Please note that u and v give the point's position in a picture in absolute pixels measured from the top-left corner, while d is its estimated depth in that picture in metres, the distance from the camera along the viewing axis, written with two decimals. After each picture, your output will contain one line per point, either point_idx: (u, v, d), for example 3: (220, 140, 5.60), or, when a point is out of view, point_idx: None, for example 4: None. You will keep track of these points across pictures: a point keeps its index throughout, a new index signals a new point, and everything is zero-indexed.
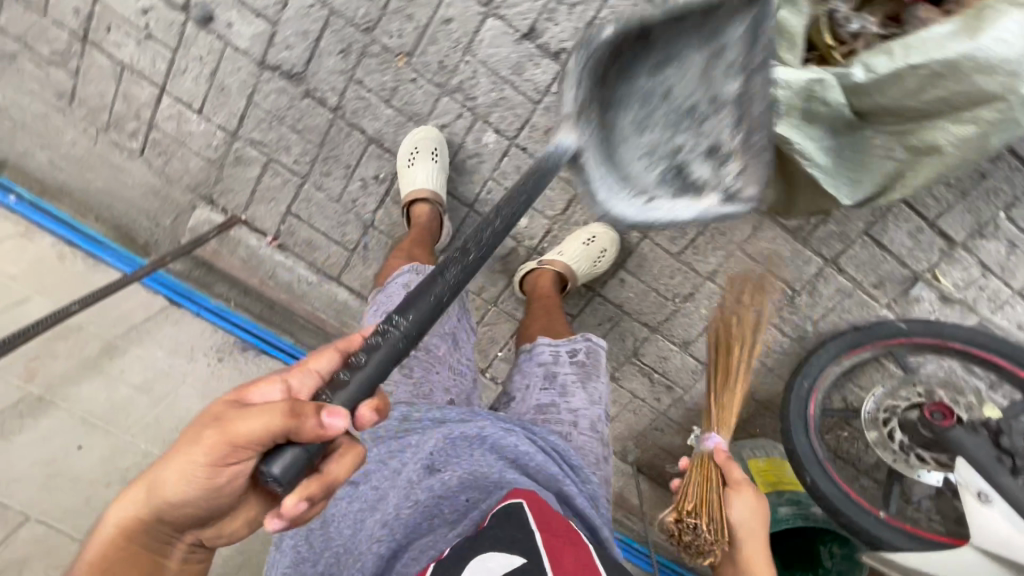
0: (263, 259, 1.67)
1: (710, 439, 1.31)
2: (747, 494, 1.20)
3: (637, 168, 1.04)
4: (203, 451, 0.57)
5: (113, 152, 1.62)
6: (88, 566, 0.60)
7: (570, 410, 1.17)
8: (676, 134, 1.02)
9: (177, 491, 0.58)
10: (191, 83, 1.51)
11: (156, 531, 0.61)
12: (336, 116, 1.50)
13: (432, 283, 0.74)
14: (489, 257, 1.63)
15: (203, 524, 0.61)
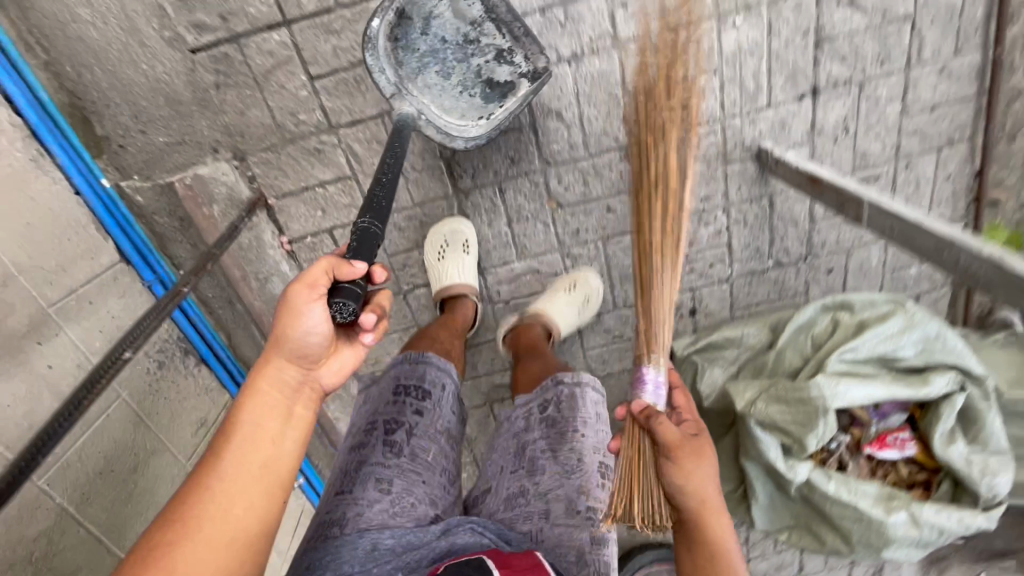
0: (265, 256, 1.35)
1: (649, 376, 0.92)
2: (693, 458, 0.83)
3: (439, 93, 1.18)
4: (294, 314, 0.71)
5: (150, 23, 1.11)
6: (224, 477, 0.67)
7: (539, 495, 0.94)
8: (450, 55, 1.15)
9: (275, 353, 0.72)
10: (331, 51, 1.18)
11: (280, 394, 0.73)
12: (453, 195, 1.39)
13: (381, 183, 0.92)
14: (482, 378, 1.65)
15: (300, 373, 0.73)
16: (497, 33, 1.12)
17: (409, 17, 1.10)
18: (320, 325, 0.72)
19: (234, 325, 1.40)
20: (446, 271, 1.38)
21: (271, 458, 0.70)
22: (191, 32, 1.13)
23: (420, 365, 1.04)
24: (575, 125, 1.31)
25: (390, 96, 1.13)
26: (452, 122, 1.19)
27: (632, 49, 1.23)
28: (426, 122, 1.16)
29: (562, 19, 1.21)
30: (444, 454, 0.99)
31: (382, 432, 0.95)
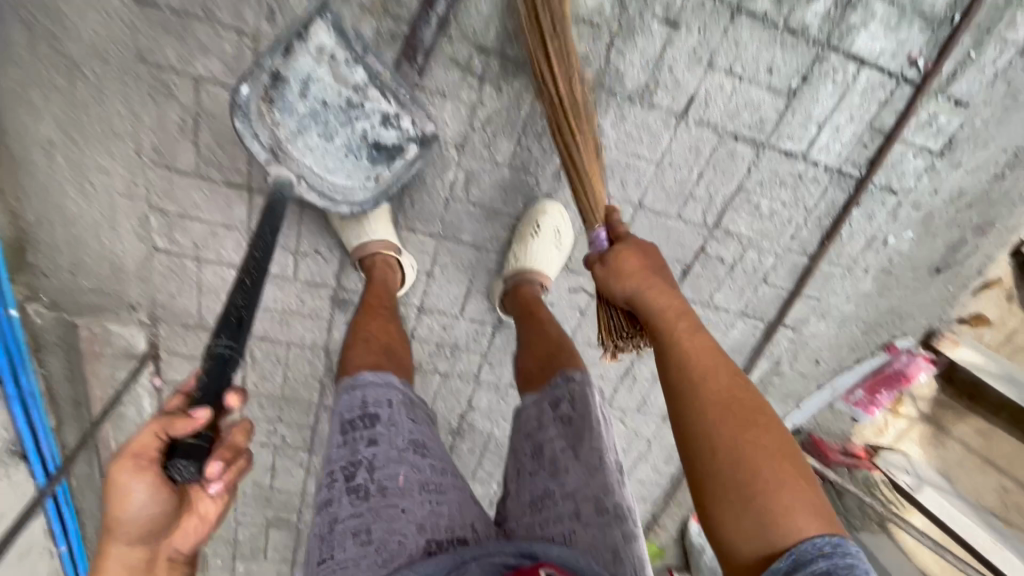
0: (131, 390, 1.54)
1: (598, 234, 1.09)
2: (694, 334, 0.93)
3: (322, 153, 1.17)
4: (137, 494, 0.77)
5: (130, 221, 1.29)
6: None
7: (567, 495, 1.01)
8: (332, 119, 1.13)
9: (122, 534, 0.82)
10: (272, 298, 1.46)
11: (131, 547, 0.84)
12: (315, 406, 1.71)
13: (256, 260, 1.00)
14: (269, 511, 1.99)
15: (152, 537, 0.85)
16: (383, 98, 1.12)
17: (284, 79, 1.07)
18: (153, 492, 0.78)
19: (70, 417, 1.52)
20: (528, 255, 1.35)
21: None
22: (163, 240, 1.33)
23: (357, 394, 1.05)
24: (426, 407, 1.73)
25: (267, 162, 1.13)
26: (337, 176, 1.20)
27: (484, 388, 1.71)
28: (306, 186, 1.17)
29: (448, 353, 1.61)
30: (415, 473, 0.97)
31: (346, 481, 0.96)
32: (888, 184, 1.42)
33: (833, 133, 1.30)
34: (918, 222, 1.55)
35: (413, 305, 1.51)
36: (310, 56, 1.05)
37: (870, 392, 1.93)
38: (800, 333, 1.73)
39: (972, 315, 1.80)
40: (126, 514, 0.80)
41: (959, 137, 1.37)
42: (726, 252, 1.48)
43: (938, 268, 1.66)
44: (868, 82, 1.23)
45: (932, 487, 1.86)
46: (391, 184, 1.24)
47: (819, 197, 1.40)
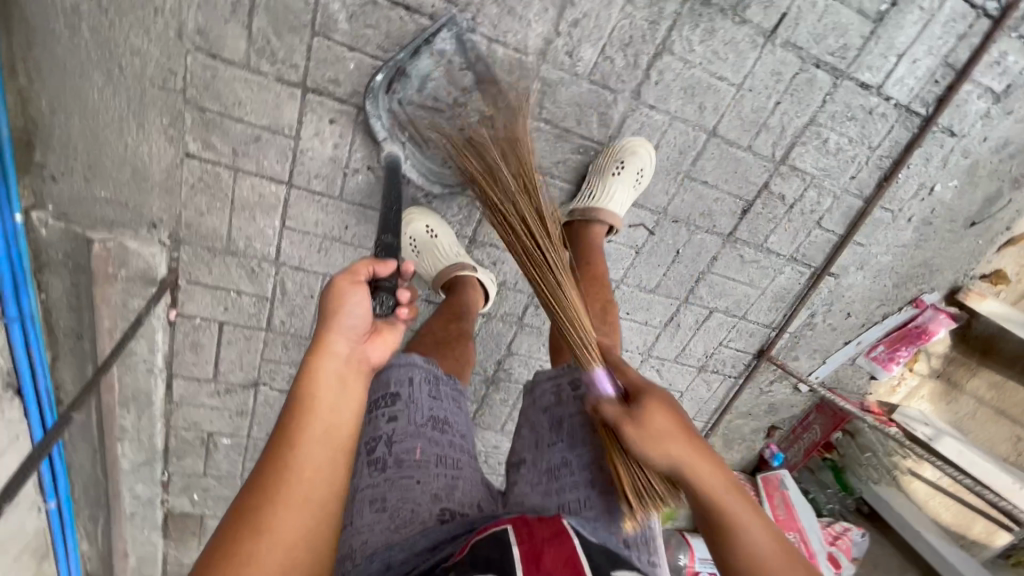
0: (145, 322, 1.37)
1: (598, 375, 0.96)
2: (646, 418, 0.87)
3: (425, 143, 1.25)
4: (340, 301, 0.83)
5: (161, 119, 1.14)
6: (291, 472, 0.72)
7: (585, 466, 1.00)
8: (439, 112, 1.22)
9: (323, 376, 0.78)
10: (313, 220, 1.33)
11: (332, 385, 0.79)
12: None
13: (393, 210, 1.10)
14: None
15: (336, 403, 0.78)
16: (483, 104, 1.23)
17: (407, 76, 1.17)
18: (359, 311, 0.83)
19: (69, 352, 1.35)
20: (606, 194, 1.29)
21: (318, 465, 0.73)
22: (196, 144, 1.18)
23: (382, 377, 1.05)
24: None
25: (381, 140, 1.21)
26: (432, 161, 1.29)
27: (526, 332, 1.63)
28: (410, 167, 1.28)
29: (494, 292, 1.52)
30: (433, 446, 0.97)
31: (366, 455, 0.96)
32: (950, 125, 1.42)
33: (910, 66, 1.29)
34: (965, 170, 1.57)
35: (465, 236, 1.42)
36: (431, 57, 1.15)
37: (891, 346, 1.97)
38: (839, 283, 1.74)
39: (994, 272, 1.85)
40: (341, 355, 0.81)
41: (1019, 82, 1.40)
42: (788, 189, 1.45)
43: (974, 221, 1.70)
44: (952, 12, 1.23)
45: (952, 437, 1.89)
46: None
47: (885, 135, 1.39)
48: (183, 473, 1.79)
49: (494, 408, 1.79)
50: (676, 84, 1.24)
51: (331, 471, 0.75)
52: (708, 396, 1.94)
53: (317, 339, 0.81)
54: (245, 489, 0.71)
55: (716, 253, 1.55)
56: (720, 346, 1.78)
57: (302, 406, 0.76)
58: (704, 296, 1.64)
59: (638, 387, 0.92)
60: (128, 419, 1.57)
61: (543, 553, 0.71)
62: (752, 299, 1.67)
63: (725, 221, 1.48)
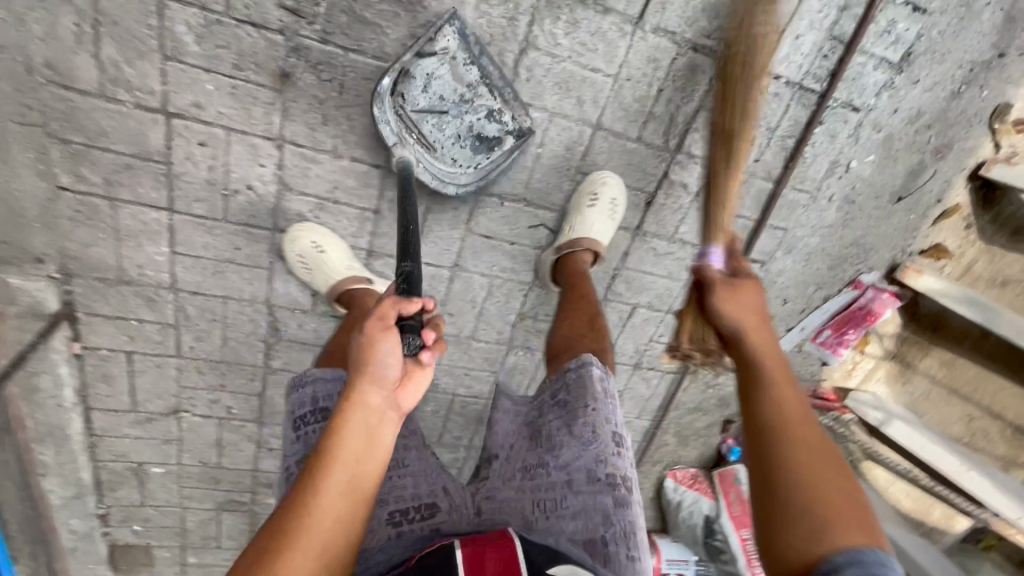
0: (47, 357, 1.37)
1: (703, 299, 1.03)
2: (739, 287, 0.99)
3: (439, 142, 1.22)
4: (371, 352, 0.80)
5: (25, 155, 1.13)
6: (330, 514, 0.76)
7: (560, 467, 0.99)
8: (447, 110, 1.20)
9: (358, 416, 0.80)
10: (201, 243, 1.32)
11: (363, 424, 0.80)
12: (263, 370, 1.58)
13: (405, 199, 1.11)
14: (219, 491, 1.84)
15: (381, 441, 0.81)
16: (490, 96, 1.20)
17: (411, 76, 1.15)
18: (392, 358, 0.80)
19: None
20: (582, 224, 1.34)
21: (347, 505, 0.78)
22: (68, 177, 1.18)
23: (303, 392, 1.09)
24: None
25: (391, 145, 1.17)
26: (454, 161, 1.25)
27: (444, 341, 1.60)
28: (421, 169, 1.23)
29: None
30: (380, 459, 1.02)
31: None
32: (849, 99, 1.38)
33: (793, 42, 1.25)
34: (879, 144, 1.52)
35: (362, 249, 1.39)
36: (436, 55, 1.14)
37: (838, 330, 1.88)
38: (767, 269, 1.69)
39: (933, 246, 1.79)
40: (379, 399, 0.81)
41: (918, 50, 1.35)
42: (690, 178, 1.41)
43: (900, 195, 1.65)
44: None
45: (902, 421, 1.82)
46: (489, 173, 1.28)
47: (782, 114, 1.36)
48: (120, 505, 1.78)
49: (426, 420, 1.76)
50: (549, 80, 1.21)
51: (356, 513, 0.79)
52: (649, 392, 1.90)
53: (350, 381, 0.81)
54: (271, 527, 0.75)
55: (627, 247, 1.52)
56: (652, 341, 1.74)
57: (326, 459, 0.77)
58: (623, 291, 1.60)
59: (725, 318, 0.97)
60: (49, 455, 1.55)
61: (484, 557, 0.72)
62: (675, 292, 1.63)
63: (630, 214, 1.45)
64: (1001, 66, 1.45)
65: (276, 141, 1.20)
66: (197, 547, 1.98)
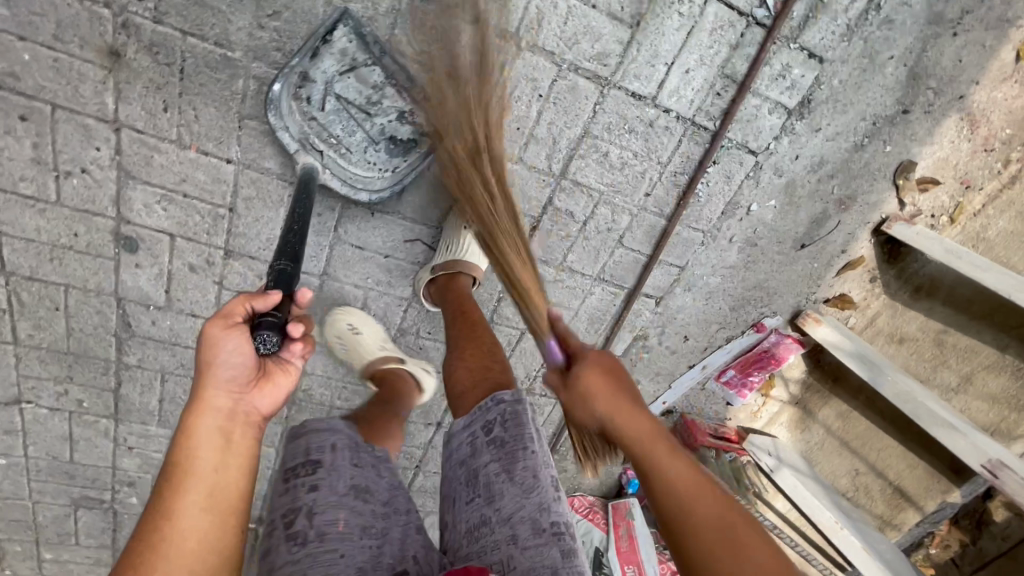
0: None
1: (549, 344, 0.94)
2: (586, 383, 0.81)
3: (349, 146, 1.17)
4: (212, 352, 0.73)
5: None
6: (188, 538, 0.66)
7: (503, 520, 0.85)
8: (353, 113, 1.14)
9: (209, 425, 0.72)
10: (33, 226, 1.21)
11: (219, 432, 0.72)
12: (114, 365, 1.47)
13: (292, 231, 0.97)
14: (74, 487, 1.72)
15: (239, 452, 0.73)
16: (399, 97, 1.14)
17: (312, 79, 1.09)
18: (241, 356, 0.75)
19: None
20: (462, 246, 1.28)
21: (206, 527, 0.67)
22: None
23: (297, 439, 0.85)
24: None
25: (295, 151, 1.13)
26: (361, 169, 1.19)
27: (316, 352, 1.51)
28: (329, 175, 1.17)
29: None
30: (357, 515, 0.79)
31: (281, 527, 0.77)
32: (745, 141, 1.33)
33: (683, 76, 1.20)
34: (781, 190, 1.48)
35: (217, 247, 1.29)
36: (333, 55, 1.08)
37: (743, 371, 1.87)
38: (665, 305, 1.64)
39: (838, 296, 1.75)
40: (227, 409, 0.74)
41: (817, 97, 1.31)
42: (576, 206, 1.35)
43: (803, 242, 1.61)
44: (716, 19, 1.14)
45: (790, 469, 1.78)
46: (407, 176, 1.23)
47: (673, 149, 1.30)
48: None
49: None
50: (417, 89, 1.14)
51: (222, 534, 0.68)
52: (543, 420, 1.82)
53: (191, 397, 0.73)
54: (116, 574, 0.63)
55: None
56: (543, 368, 1.67)
57: (178, 474, 0.68)
58: (510, 316, 1.53)
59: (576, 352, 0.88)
60: None
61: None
62: (565, 320, 1.57)
63: None
64: (905, 123, 1.43)
65: (112, 124, 1.10)
66: (52, 545, 1.86)
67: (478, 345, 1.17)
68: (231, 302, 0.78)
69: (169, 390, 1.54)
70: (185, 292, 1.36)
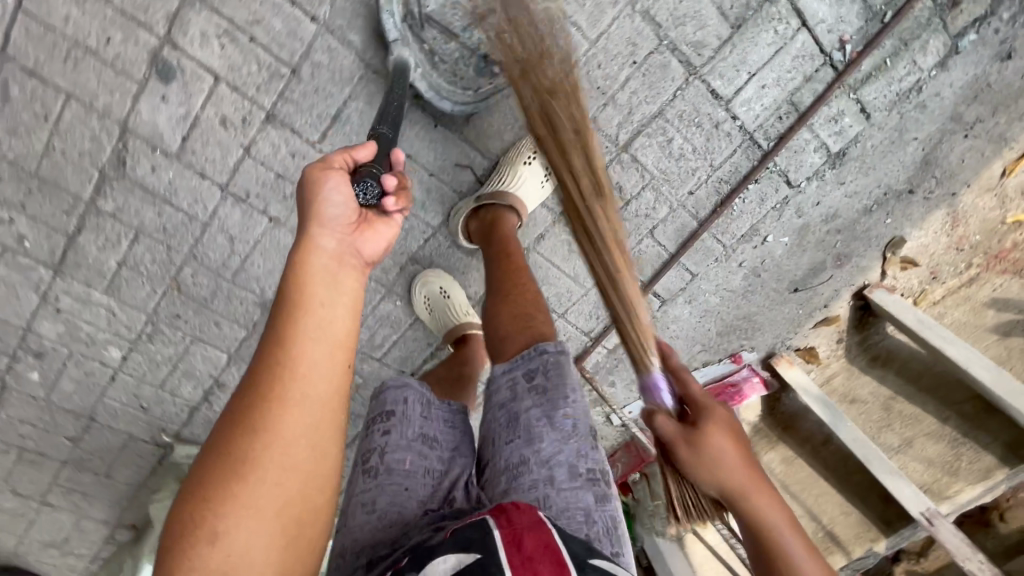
0: None
1: (656, 379, 0.98)
2: (705, 443, 0.89)
3: (443, 55, 1.17)
4: (318, 192, 0.80)
5: None
6: (307, 363, 0.68)
7: (542, 462, 0.83)
8: (457, 20, 1.14)
9: (319, 258, 0.76)
10: (61, 14, 1.07)
11: (325, 271, 0.75)
12: (83, 204, 1.28)
13: (377, 134, 0.94)
14: None
15: (346, 285, 0.76)
16: None
17: None
18: (341, 199, 0.80)
19: None
20: (513, 177, 1.29)
21: (324, 357, 0.70)
22: None
23: (379, 399, 0.95)
24: (238, 255, 1.39)
25: (391, 42, 1.12)
26: (453, 80, 1.18)
27: None
28: (419, 75, 1.15)
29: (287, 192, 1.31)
30: (423, 459, 0.89)
31: (361, 463, 0.89)
32: (786, 171, 1.44)
33: (758, 89, 1.29)
34: (796, 230, 1.60)
35: (260, 107, 1.20)
36: None
37: None
38: (665, 311, 1.70)
39: (806, 347, 1.90)
40: (334, 250, 0.78)
41: (851, 153, 1.46)
42: (627, 182, 1.38)
43: (797, 286, 1.74)
44: (803, 47, 1.24)
45: None
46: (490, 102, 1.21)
47: (726, 157, 1.38)
48: None
49: None
50: None
51: (336, 364, 0.71)
52: None
53: (300, 236, 0.78)
54: (240, 394, 0.67)
55: (544, 230, 1.45)
56: None
57: (295, 298, 0.72)
58: None
59: (695, 400, 0.95)
60: None
61: (522, 538, 0.63)
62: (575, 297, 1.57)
63: None
64: (907, 202, 1.61)
65: None
66: None
67: (524, 299, 1.12)
68: (332, 153, 0.85)
69: (134, 254, 1.36)
70: (204, 146, 1.23)
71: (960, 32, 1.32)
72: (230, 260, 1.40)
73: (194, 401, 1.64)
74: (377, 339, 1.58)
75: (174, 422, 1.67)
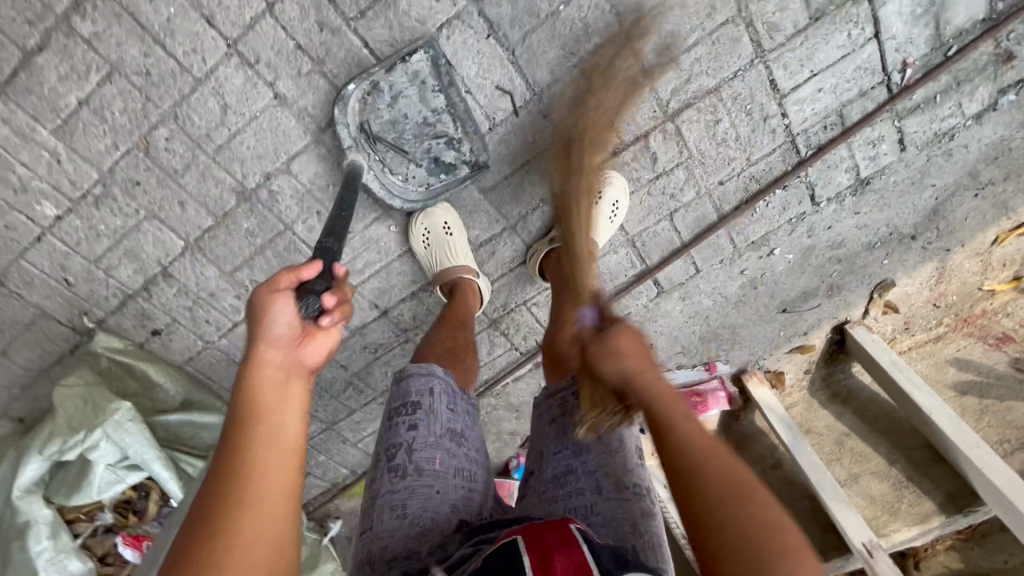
0: None
1: (587, 314, 0.97)
2: (613, 342, 0.83)
3: (388, 160, 1.28)
4: (259, 314, 0.77)
5: None
6: (259, 477, 0.67)
7: (587, 472, 0.93)
8: (408, 129, 1.25)
9: (264, 381, 0.74)
10: None
11: (271, 392, 0.74)
12: (56, 16, 1.08)
13: (341, 216, 1.05)
14: None
15: (293, 400, 0.75)
16: (451, 123, 1.24)
17: (381, 88, 1.20)
18: (289, 316, 0.77)
19: None
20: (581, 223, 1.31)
21: (273, 475, 0.68)
22: None
23: (401, 387, 1.03)
24: (225, 126, 1.21)
25: (346, 148, 1.23)
26: (401, 179, 1.31)
27: (317, 150, 1.26)
28: (371, 176, 1.27)
29: (302, 67, 1.17)
30: (450, 457, 0.95)
31: (385, 460, 0.95)
32: (813, 183, 1.44)
33: (815, 90, 1.27)
34: (802, 249, 1.59)
35: None
36: (406, 74, 1.18)
37: None
38: (658, 303, 1.64)
39: (775, 371, 1.90)
40: (279, 369, 0.76)
41: (874, 183, 1.47)
42: (663, 153, 1.33)
43: (786, 308, 1.73)
44: (869, 58, 1.24)
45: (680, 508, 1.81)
46: (448, 186, 1.33)
47: (765, 153, 1.35)
48: None
49: (231, 232, 1.34)
50: None
51: (286, 479, 0.69)
52: (485, 360, 1.67)
53: (245, 355, 0.76)
54: (197, 506, 0.65)
55: None
56: (523, 305, 1.57)
57: (247, 415, 0.71)
58: (533, 230, 1.42)
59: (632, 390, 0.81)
60: None
61: (552, 558, 0.64)
62: None
63: None
64: (907, 248, 1.63)
65: None
66: None
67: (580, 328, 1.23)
68: (280, 271, 0.81)
69: (101, 92, 1.16)
70: None
71: (1002, 89, 1.36)
72: (214, 130, 1.22)
73: (125, 288, 1.40)
74: (357, 263, 1.43)
75: (97, 308, 1.42)
